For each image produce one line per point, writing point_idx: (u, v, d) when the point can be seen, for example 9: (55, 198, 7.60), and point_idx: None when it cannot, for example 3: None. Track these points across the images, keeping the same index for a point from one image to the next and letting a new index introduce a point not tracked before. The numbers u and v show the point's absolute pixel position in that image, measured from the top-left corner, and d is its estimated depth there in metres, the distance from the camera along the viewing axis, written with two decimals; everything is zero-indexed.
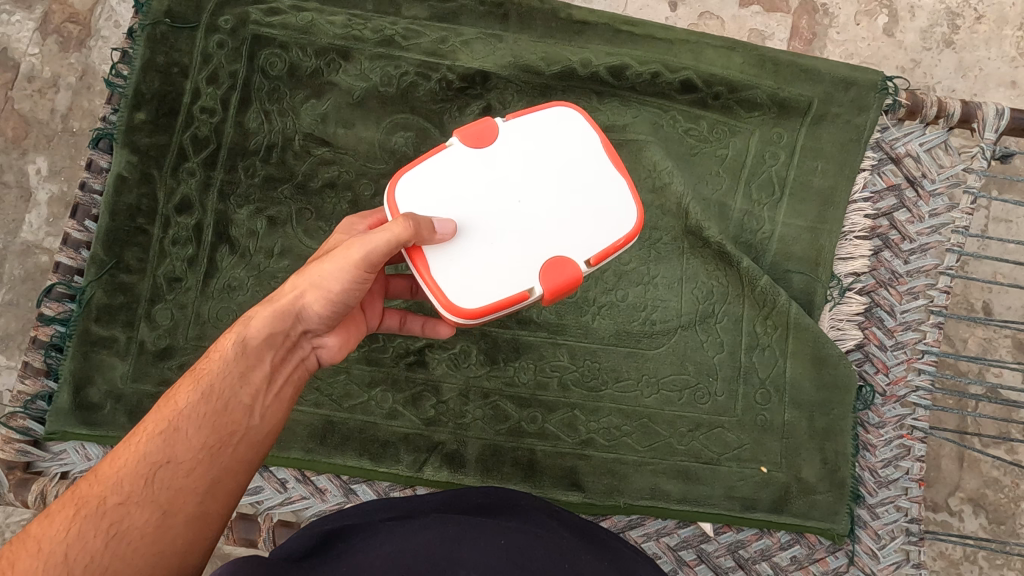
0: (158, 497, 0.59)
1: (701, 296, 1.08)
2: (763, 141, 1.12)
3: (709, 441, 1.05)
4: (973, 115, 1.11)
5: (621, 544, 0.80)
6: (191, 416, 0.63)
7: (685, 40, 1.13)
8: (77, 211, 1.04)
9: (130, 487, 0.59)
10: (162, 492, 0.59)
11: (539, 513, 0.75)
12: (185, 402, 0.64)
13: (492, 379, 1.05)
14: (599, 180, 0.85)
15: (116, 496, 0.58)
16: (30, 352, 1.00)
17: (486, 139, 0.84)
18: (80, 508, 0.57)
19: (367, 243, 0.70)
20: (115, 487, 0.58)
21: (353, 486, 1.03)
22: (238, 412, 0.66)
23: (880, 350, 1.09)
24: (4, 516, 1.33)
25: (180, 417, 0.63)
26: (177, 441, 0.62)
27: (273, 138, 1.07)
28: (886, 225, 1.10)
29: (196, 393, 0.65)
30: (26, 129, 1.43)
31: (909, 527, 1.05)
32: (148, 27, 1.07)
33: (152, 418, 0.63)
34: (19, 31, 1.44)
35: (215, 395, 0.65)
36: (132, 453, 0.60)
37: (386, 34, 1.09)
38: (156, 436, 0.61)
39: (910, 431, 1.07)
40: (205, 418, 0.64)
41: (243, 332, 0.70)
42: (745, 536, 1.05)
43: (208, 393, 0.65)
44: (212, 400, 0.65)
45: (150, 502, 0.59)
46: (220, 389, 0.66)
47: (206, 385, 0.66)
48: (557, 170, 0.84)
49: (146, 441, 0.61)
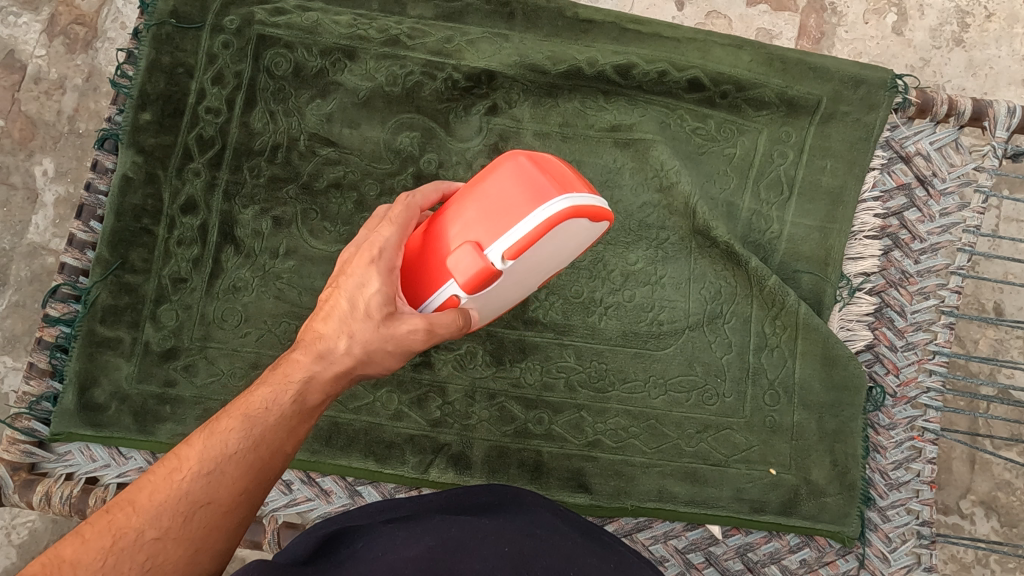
0: (195, 532, 0.64)
1: (710, 296, 1.07)
2: (771, 140, 1.11)
3: (718, 443, 1.04)
4: (985, 113, 1.09)
5: (624, 547, 0.77)
6: (237, 462, 0.67)
7: (692, 38, 1.12)
8: (82, 212, 1.04)
9: (169, 522, 0.63)
10: (198, 530, 0.64)
11: (543, 511, 0.73)
12: (234, 446, 0.68)
13: (498, 380, 1.04)
14: (592, 232, 0.78)
15: (154, 531, 0.62)
16: (35, 353, 1.00)
17: (489, 284, 0.74)
18: (117, 539, 0.60)
19: (428, 324, 0.74)
20: (154, 520, 0.62)
21: (358, 488, 1.02)
22: (278, 457, 0.71)
23: (890, 351, 1.08)
24: (11, 517, 1.33)
25: (227, 459, 0.67)
26: (221, 485, 0.66)
27: (279, 138, 1.06)
28: (896, 224, 1.09)
29: (246, 439, 0.69)
30: (33, 131, 1.43)
31: (920, 530, 1.04)
32: (154, 27, 1.06)
33: (198, 454, 0.66)
34: (26, 33, 1.44)
35: (264, 444, 0.70)
36: (174, 487, 0.64)
37: (392, 34, 1.09)
38: (200, 477, 0.65)
39: (921, 433, 1.06)
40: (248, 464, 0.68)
41: (298, 387, 0.73)
42: (753, 539, 1.04)
43: (258, 440, 0.69)
44: (260, 449, 0.69)
45: (185, 539, 0.63)
46: (269, 439, 0.70)
47: (257, 434, 0.69)
48: (558, 254, 0.78)
49: (190, 479, 0.65)
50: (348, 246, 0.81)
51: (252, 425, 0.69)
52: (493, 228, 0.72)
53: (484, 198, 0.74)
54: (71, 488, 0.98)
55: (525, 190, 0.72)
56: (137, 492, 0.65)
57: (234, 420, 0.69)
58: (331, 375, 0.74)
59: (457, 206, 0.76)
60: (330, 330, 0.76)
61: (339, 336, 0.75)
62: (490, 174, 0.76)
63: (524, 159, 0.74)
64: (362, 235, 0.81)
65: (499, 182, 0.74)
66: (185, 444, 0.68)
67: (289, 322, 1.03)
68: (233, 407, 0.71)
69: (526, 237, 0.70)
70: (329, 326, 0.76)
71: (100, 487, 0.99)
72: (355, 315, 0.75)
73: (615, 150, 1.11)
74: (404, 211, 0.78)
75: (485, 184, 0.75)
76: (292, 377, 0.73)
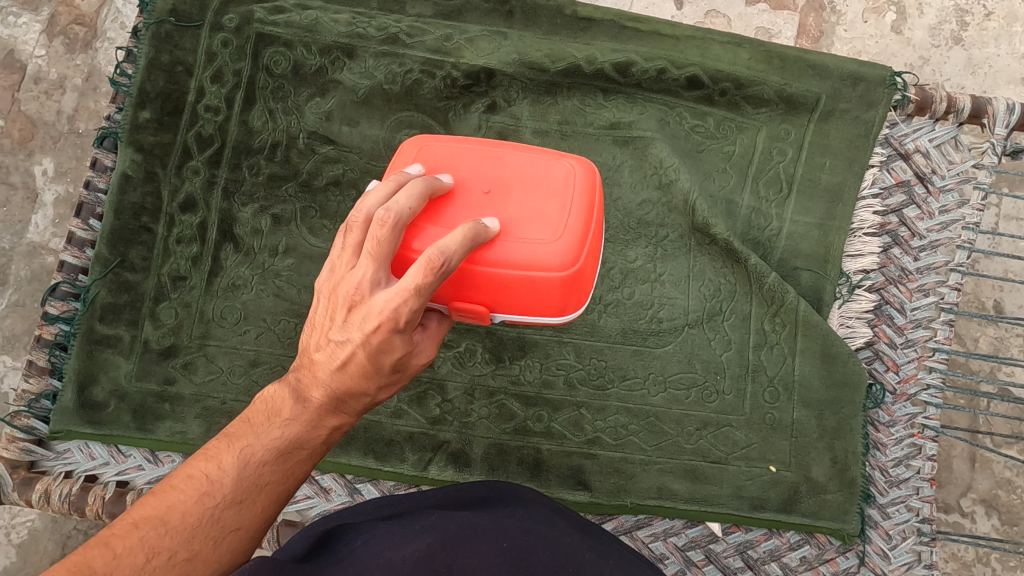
0: (223, 558, 0.61)
1: (709, 293, 1.07)
2: (770, 137, 1.11)
3: (718, 440, 1.04)
4: (984, 110, 1.09)
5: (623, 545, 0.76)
6: (269, 492, 0.65)
7: (692, 36, 1.12)
8: (82, 210, 1.04)
9: (201, 545, 0.60)
10: (227, 555, 0.62)
11: (542, 507, 0.72)
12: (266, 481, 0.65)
13: (498, 377, 1.04)
14: None
15: (186, 552, 0.59)
16: (35, 351, 1.00)
17: None
18: (150, 558, 0.57)
19: (439, 352, 0.72)
20: (185, 545, 0.59)
21: (358, 486, 1.02)
22: (299, 481, 0.69)
23: (890, 348, 1.08)
24: (10, 517, 1.33)
25: (259, 489, 0.64)
26: (252, 513, 0.64)
27: (278, 136, 1.07)
28: (896, 221, 1.09)
29: (279, 472, 0.66)
30: (33, 130, 1.43)
31: (920, 527, 1.03)
32: (154, 25, 1.07)
33: (230, 481, 0.63)
34: (26, 33, 1.44)
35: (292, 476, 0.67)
36: (207, 513, 0.61)
37: (390, 32, 1.09)
38: (234, 505, 0.62)
39: (921, 430, 1.06)
40: (277, 493, 0.66)
41: (328, 431, 0.69)
42: (754, 536, 1.04)
43: (286, 472, 0.66)
44: (289, 481, 0.67)
45: (214, 561, 0.61)
46: (298, 472, 0.68)
47: (290, 469, 0.66)
48: None
49: (223, 506, 0.62)
50: (353, 279, 0.64)
51: (285, 460, 0.66)
52: (509, 309, 0.78)
53: (515, 288, 0.76)
54: (71, 486, 0.97)
55: (552, 303, 0.78)
56: (165, 508, 0.60)
57: (267, 451, 0.65)
58: (356, 416, 0.71)
59: (489, 272, 0.74)
60: (352, 385, 0.66)
61: (366, 390, 0.68)
62: (531, 266, 0.75)
63: (565, 272, 0.76)
64: (375, 276, 0.64)
65: (536, 284, 0.76)
66: (210, 459, 0.64)
67: (288, 320, 1.03)
68: (258, 434, 0.66)
69: (529, 323, 0.81)
70: (350, 381, 0.66)
71: (100, 484, 0.98)
72: (378, 375, 0.67)
73: (614, 148, 1.11)
74: (434, 279, 0.63)
75: (522, 275, 0.75)
76: (323, 420, 0.68)
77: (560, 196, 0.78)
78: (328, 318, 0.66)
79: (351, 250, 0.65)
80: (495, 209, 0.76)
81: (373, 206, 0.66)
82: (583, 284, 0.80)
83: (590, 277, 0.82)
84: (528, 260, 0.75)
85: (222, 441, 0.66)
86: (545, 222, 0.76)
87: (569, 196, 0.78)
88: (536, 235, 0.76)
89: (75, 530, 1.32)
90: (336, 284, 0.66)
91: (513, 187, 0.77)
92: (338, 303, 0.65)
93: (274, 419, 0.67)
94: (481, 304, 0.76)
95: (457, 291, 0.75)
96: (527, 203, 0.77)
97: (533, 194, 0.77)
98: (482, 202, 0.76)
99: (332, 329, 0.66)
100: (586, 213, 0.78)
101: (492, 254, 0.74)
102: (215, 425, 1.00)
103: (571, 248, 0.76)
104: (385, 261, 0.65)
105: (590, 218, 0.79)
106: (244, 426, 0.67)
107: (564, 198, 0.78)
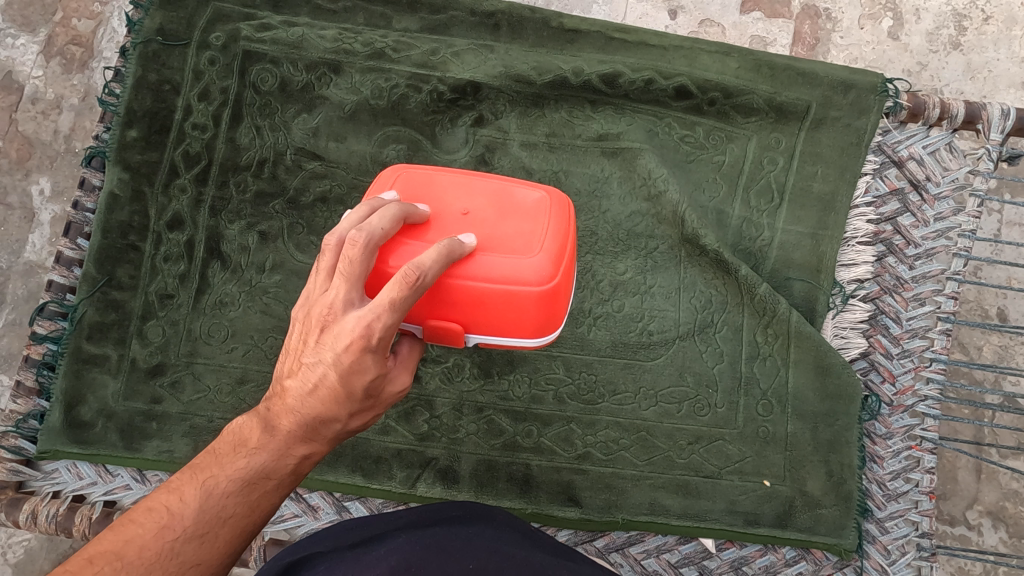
0: None
1: (700, 305, 1.06)
2: (761, 146, 1.10)
3: (709, 454, 1.02)
4: (978, 115, 1.07)
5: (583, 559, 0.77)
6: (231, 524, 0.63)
7: (679, 45, 1.11)
8: (70, 230, 1.05)
9: None
10: None
11: (511, 531, 0.72)
12: (230, 510, 0.63)
13: (486, 393, 1.03)
14: None
15: None
16: (23, 371, 1.00)
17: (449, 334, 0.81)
18: None
19: (413, 379, 0.72)
20: None
21: (346, 504, 1.01)
22: (265, 513, 0.66)
23: (886, 359, 1.06)
24: (7, 536, 1.34)
25: (222, 522, 0.62)
26: (214, 547, 0.62)
27: (265, 153, 1.07)
28: (890, 230, 1.08)
29: (244, 503, 0.64)
30: (31, 150, 1.45)
31: (920, 541, 1.01)
32: (141, 45, 1.07)
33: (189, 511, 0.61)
34: (24, 54, 1.46)
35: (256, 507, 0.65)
36: (165, 548, 0.59)
37: (377, 47, 1.09)
38: (194, 539, 0.60)
39: (919, 442, 1.03)
40: (239, 526, 0.64)
41: (297, 460, 0.67)
42: (748, 552, 1.02)
43: (252, 503, 0.65)
44: (255, 513, 0.65)
45: None
46: (264, 504, 0.66)
47: (256, 500, 0.65)
48: None
49: (182, 539, 0.60)
50: (326, 300, 0.64)
51: (251, 491, 0.64)
52: (484, 326, 0.77)
53: (492, 304, 0.76)
54: (58, 506, 0.97)
55: (527, 321, 0.78)
56: (122, 542, 0.58)
57: (232, 482, 0.64)
58: (327, 445, 0.69)
59: (467, 286, 0.74)
60: (323, 410, 0.65)
61: (336, 417, 0.66)
62: (507, 281, 0.75)
63: (543, 288, 0.76)
64: (348, 297, 0.63)
65: (512, 300, 0.75)
66: (172, 491, 0.62)
67: (275, 337, 1.02)
68: (222, 465, 0.64)
69: (507, 342, 0.80)
70: (321, 406, 0.65)
71: (87, 504, 0.98)
72: (350, 400, 0.65)
73: (602, 159, 1.10)
74: (409, 294, 0.63)
75: (499, 289, 0.75)
76: (291, 449, 0.67)
77: (537, 216, 0.78)
78: (302, 341, 0.65)
79: (324, 271, 0.65)
80: (470, 225, 0.76)
81: (344, 227, 0.66)
82: (560, 302, 0.80)
83: (566, 295, 0.81)
84: (505, 274, 0.75)
85: (186, 474, 0.64)
86: (520, 236, 0.76)
87: (546, 216, 0.78)
88: (513, 250, 0.76)
89: (71, 549, 1.32)
90: (310, 308, 0.65)
91: (492, 207, 0.78)
92: (311, 326, 0.64)
93: (241, 449, 0.66)
94: (456, 321, 0.76)
95: (432, 309, 0.75)
96: (506, 225, 0.77)
97: (510, 215, 0.78)
98: (457, 220, 0.76)
99: (304, 352, 0.65)
100: (564, 233, 0.79)
101: (468, 269, 0.74)
102: (201, 444, 0.99)
103: (548, 263, 0.76)
104: (359, 280, 0.64)
105: (568, 237, 0.79)
106: (209, 458, 0.65)
107: (541, 219, 0.78)
